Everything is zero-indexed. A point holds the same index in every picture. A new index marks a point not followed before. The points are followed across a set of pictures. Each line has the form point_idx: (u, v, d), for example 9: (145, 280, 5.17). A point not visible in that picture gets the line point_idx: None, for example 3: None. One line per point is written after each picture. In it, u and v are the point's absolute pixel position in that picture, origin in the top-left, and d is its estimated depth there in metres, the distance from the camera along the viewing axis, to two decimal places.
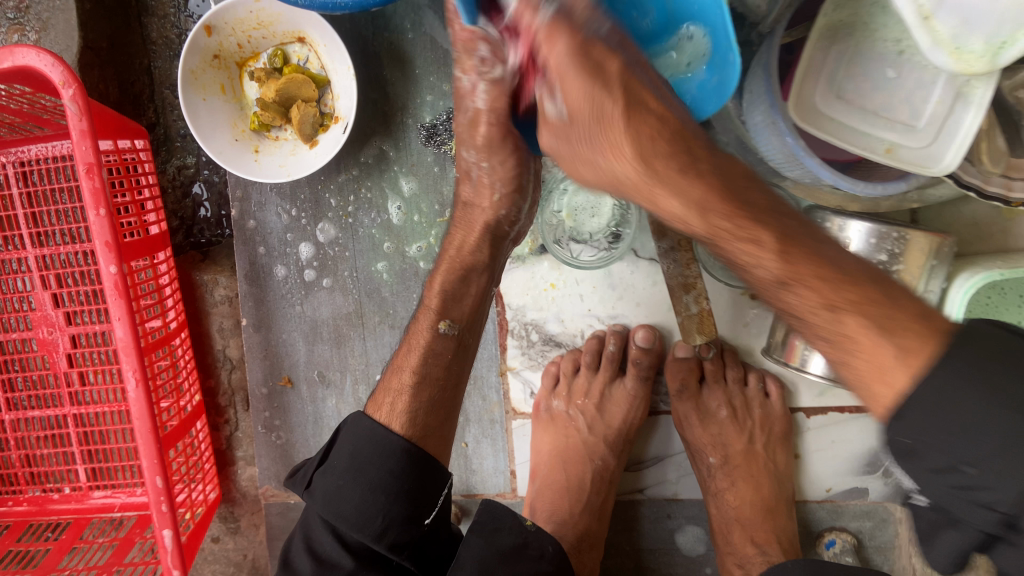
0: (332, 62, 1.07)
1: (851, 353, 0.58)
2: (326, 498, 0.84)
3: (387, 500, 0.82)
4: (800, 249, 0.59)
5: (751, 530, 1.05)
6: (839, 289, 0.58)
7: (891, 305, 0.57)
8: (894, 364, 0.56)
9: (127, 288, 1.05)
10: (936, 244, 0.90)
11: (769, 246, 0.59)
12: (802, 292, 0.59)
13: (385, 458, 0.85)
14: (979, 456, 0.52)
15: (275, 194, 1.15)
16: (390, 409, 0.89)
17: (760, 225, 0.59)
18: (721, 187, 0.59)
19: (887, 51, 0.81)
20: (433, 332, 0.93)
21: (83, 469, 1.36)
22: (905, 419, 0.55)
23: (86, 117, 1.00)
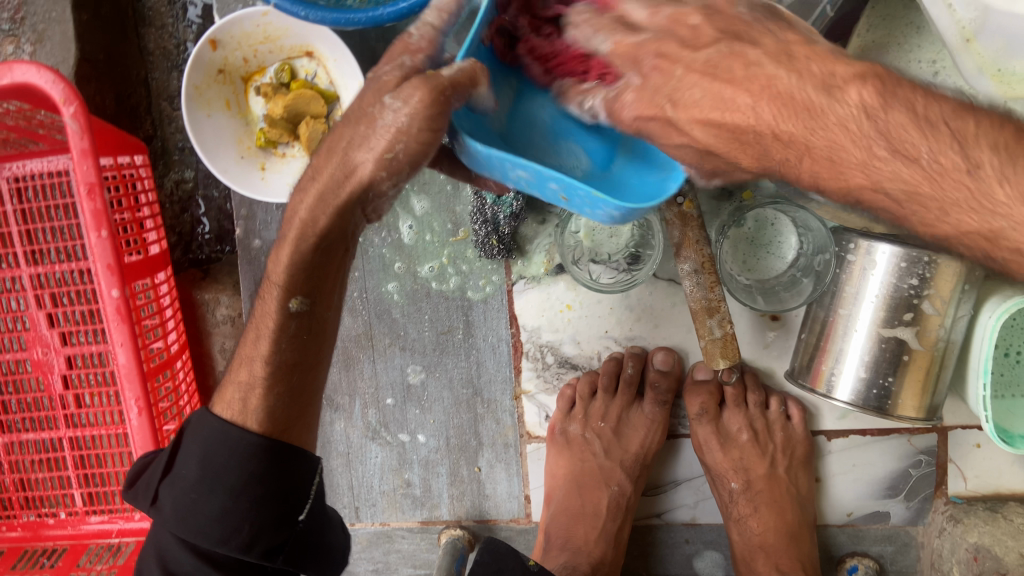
0: (343, 78, 1.04)
1: None
2: (181, 513, 0.74)
3: (249, 509, 0.73)
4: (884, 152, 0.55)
5: (775, 558, 1.02)
6: None
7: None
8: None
9: (129, 312, 1.02)
10: (970, 269, 0.86)
11: None
12: None
13: (238, 462, 0.74)
14: None
15: (282, 212, 1.11)
16: (241, 406, 0.76)
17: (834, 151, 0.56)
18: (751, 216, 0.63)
19: (923, 73, 0.79)
20: (283, 312, 0.72)
21: (79, 493, 1.32)
22: None
23: (87, 135, 0.96)
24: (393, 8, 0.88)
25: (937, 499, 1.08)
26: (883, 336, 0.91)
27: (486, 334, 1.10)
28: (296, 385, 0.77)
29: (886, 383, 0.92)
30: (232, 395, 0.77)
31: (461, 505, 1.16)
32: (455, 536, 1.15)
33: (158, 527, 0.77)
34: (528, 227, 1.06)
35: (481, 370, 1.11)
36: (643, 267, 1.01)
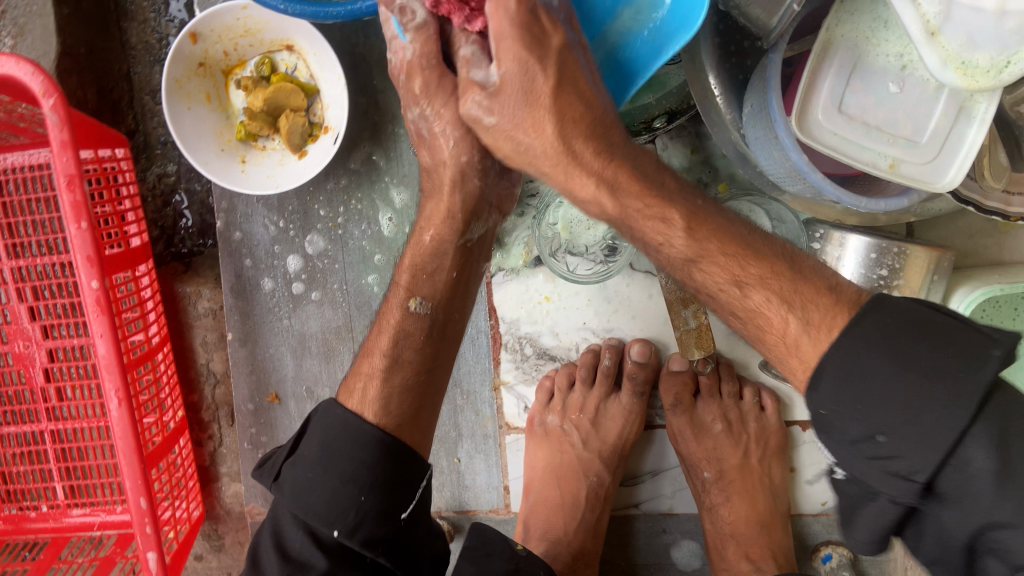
0: (322, 71, 1.04)
1: (762, 325, 0.69)
2: (297, 492, 0.79)
3: (360, 493, 0.77)
4: (705, 236, 0.70)
5: (748, 546, 1.03)
6: (745, 266, 0.69)
7: (795, 277, 0.68)
8: (800, 333, 0.65)
9: (108, 304, 1.02)
10: (934, 260, 0.91)
11: (678, 224, 0.70)
12: (714, 267, 0.70)
13: (360, 451, 0.79)
14: (899, 420, 0.57)
15: (262, 205, 1.12)
16: (361, 395, 0.85)
17: (668, 205, 0.70)
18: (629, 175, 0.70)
19: (890, 66, 0.80)
20: (404, 312, 0.87)
21: (60, 486, 1.32)
22: (822, 387, 0.62)
23: (66, 127, 0.96)
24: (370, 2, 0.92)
25: None
26: None
27: (465, 325, 1.11)
28: (425, 384, 0.88)
29: None
30: (369, 367, 0.87)
31: (441, 496, 1.17)
32: None
33: (277, 507, 0.82)
34: (507, 219, 1.07)
35: (460, 361, 1.12)
36: (619, 259, 1.03)
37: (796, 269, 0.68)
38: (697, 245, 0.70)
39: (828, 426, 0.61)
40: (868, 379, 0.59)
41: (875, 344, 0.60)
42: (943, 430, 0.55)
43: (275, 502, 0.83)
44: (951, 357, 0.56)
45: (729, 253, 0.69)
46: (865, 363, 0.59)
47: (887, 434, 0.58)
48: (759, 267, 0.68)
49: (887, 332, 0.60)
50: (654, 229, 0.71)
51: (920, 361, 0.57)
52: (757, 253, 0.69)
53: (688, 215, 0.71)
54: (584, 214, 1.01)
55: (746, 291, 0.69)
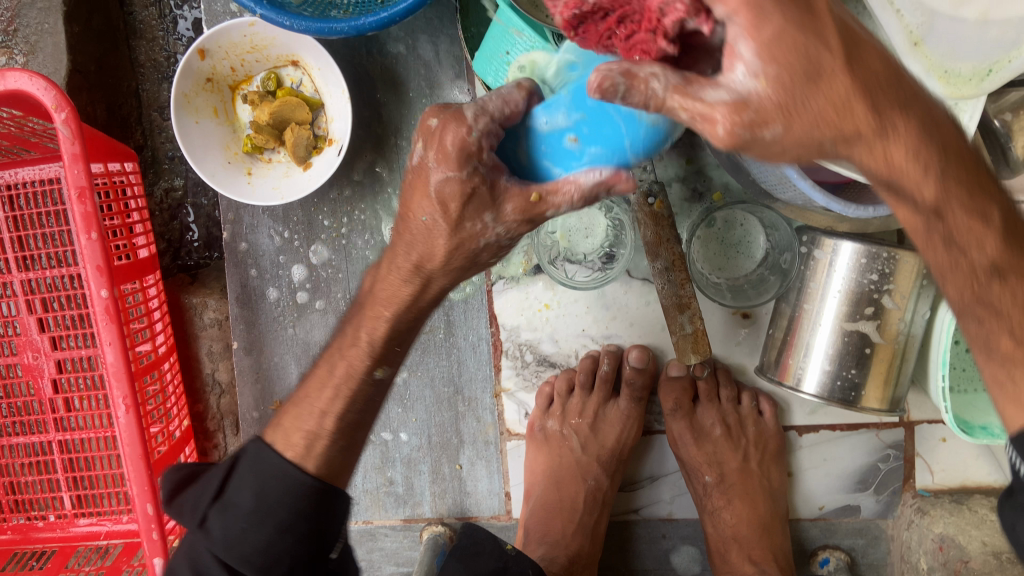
0: (327, 86, 1.07)
1: (950, 272, 0.61)
2: (228, 541, 0.69)
3: (293, 542, 0.69)
4: (960, 169, 0.56)
5: (748, 548, 1.05)
6: (971, 222, 0.57)
7: (981, 208, 0.57)
8: (1000, 282, 0.59)
9: (117, 312, 1.05)
10: (924, 266, 0.91)
11: (933, 169, 0.54)
12: (952, 216, 0.57)
13: (292, 496, 0.71)
14: None
15: (268, 216, 1.15)
16: (305, 449, 0.74)
17: (924, 149, 0.54)
18: (870, 94, 0.52)
19: None
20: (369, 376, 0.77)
21: (67, 496, 1.34)
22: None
23: (77, 140, 0.99)
24: (373, 18, 0.96)
25: (904, 493, 1.11)
26: (846, 329, 0.95)
27: (467, 333, 1.13)
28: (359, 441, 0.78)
29: (851, 375, 0.96)
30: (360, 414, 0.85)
31: (444, 502, 1.18)
32: (437, 532, 1.17)
33: (193, 544, 0.72)
34: None
35: (462, 369, 1.14)
36: (616, 265, 1.05)
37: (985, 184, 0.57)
38: (896, 131, 0.54)
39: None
40: None
41: None
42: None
43: (194, 540, 0.72)
44: None
45: (960, 180, 0.56)
46: None
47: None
48: (958, 229, 0.57)
49: None
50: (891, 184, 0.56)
51: None
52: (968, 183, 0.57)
53: (941, 156, 0.55)
54: (582, 222, 1.05)
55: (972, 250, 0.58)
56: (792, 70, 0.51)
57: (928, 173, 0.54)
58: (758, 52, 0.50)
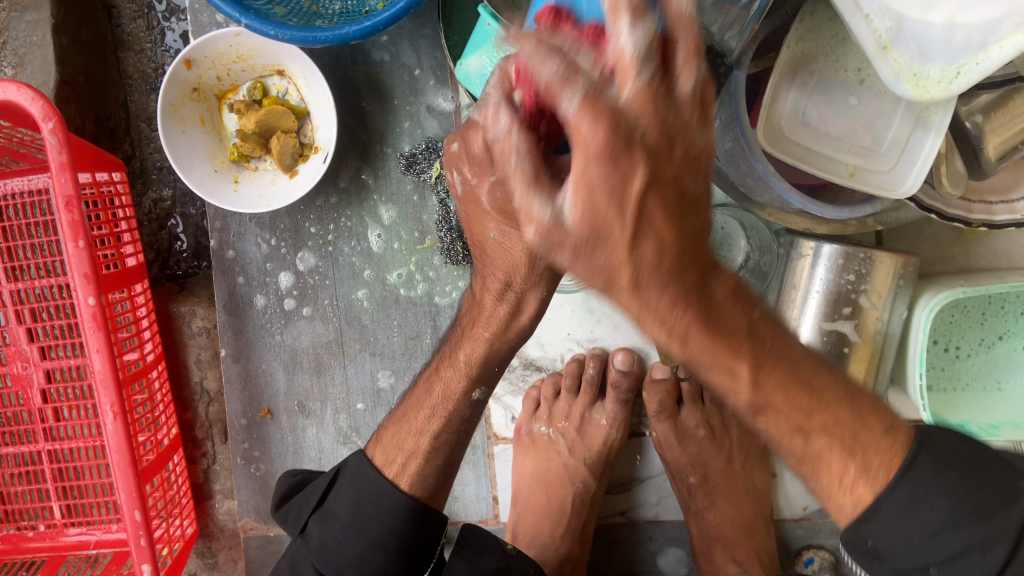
0: (312, 94, 1.09)
1: (819, 467, 0.62)
2: (326, 551, 0.86)
3: (387, 559, 0.84)
4: (774, 367, 0.57)
5: (732, 548, 1.06)
6: (810, 413, 0.59)
7: (819, 403, 0.59)
8: (857, 475, 0.61)
9: (105, 320, 1.05)
10: (899, 267, 0.94)
11: (745, 377, 0.56)
12: (774, 414, 0.59)
13: (388, 517, 0.84)
14: (937, 531, 0.60)
15: (254, 224, 1.16)
16: (400, 467, 0.85)
17: (738, 357, 0.56)
18: (699, 323, 0.53)
19: (849, 80, 0.85)
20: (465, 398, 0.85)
21: (57, 506, 1.34)
22: (877, 517, 0.62)
23: (65, 150, 1.00)
24: (357, 27, 0.97)
25: None
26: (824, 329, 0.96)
27: None
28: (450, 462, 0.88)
29: None
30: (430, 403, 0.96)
31: None
32: None
33: (298, 556, 0.89)
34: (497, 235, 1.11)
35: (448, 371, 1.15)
36: None
37: (823, 393, 0.60)
38: (684, 334, 0.53)
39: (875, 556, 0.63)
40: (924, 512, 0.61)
41: (910, 506, 0.61)
42: (982, 563, 0.58)
43: (298, 548, 0.90)
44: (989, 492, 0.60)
45: (789, 380, 0.58)
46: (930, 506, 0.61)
47: (936, 567, 0.61)
48: (823, 435, 0.60)
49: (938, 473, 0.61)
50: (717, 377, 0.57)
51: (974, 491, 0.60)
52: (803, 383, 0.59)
53: (756, 361, 0.57)
54: None
55: (808, 437, 0.60)
56: (599, 208, 0.47)
57: (739, 379, 0.56)
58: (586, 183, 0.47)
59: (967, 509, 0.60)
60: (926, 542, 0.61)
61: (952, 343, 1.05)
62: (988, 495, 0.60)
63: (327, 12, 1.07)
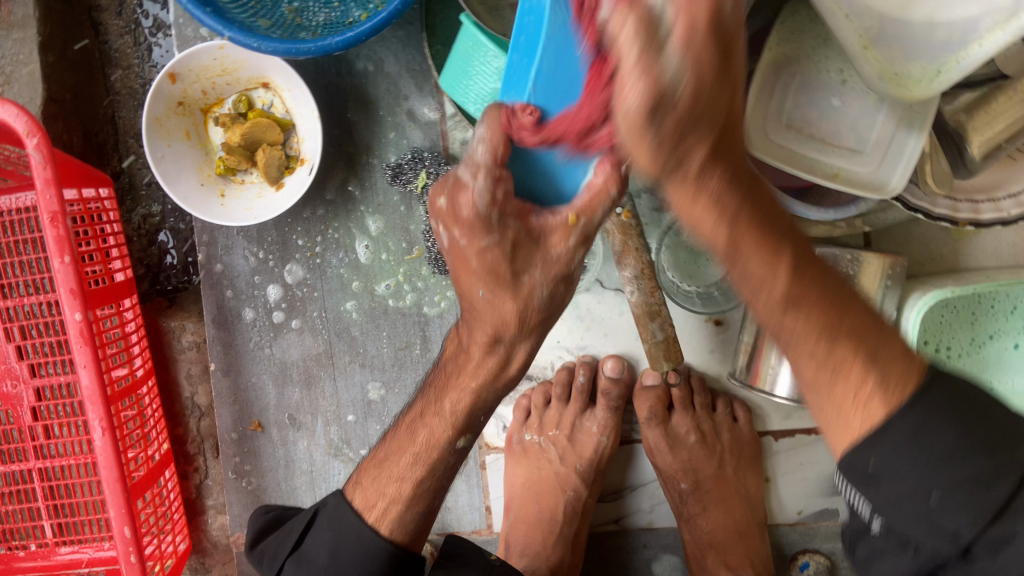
0: (297, 106, 1.09)
1: (836, 378, 0.59)
2: None
3: None
4: (808, 275, 0.59)
5: (725, 554, 1.06)
6: (831, 326, 0.59)
7: (842, 314, 0.59)
8: (874, 389, 0.58)
9: (92, 336, 1.05)
10: (886, 266, 0.94)
11: (783, 271, 0.58)
12: (795, 318, 0.59)
13: (368, 562, 0.82)
14: (948, 479, 0.55)
15: (242, 237, 1.15)
16: (381, 513, 0.82)
17: (778, 255, 0.58)
18: (748, 206, 0.57)
19: (831, 81, 0.85)
20: (450, 446, 0.81)
21: (48, 524, 1.33)
22: (882, 447, 0.58)
23: (50, 166, 1.00)
24: (339, 38, 0.97)
25: None
26: None
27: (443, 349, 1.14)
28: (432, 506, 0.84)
29: None
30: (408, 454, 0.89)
31: None
32: None
33: None
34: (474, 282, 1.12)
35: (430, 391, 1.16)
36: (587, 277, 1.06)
37: (841, 299, 0.60)
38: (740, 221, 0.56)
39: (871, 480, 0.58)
40: (936, 440, 0.56)
41: (917, 435, 0.57)
42: (984, 497, 0.54)
43: None
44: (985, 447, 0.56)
45: (811, 297, 0.59)
46: (934, 429, 0.56)
47: (939, 495, 0.56)
48: (849, 371, 0.59)
49: (934, 415, 0.57)
50: (750, 285, 0.59)
51: (980, 445, 0.55)
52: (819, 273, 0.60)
53: (794, 265, 0.59)
54: None
55: (833, 344, 0.59)
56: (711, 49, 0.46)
57: (777, 275, 0.58)
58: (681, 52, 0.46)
59: (979, 441, 0.56)
60: (932, 468, 0.56)
61: (943, 344, 1.04)
62: (995, 434, 0.56)
63: (311, 24, 1.08)
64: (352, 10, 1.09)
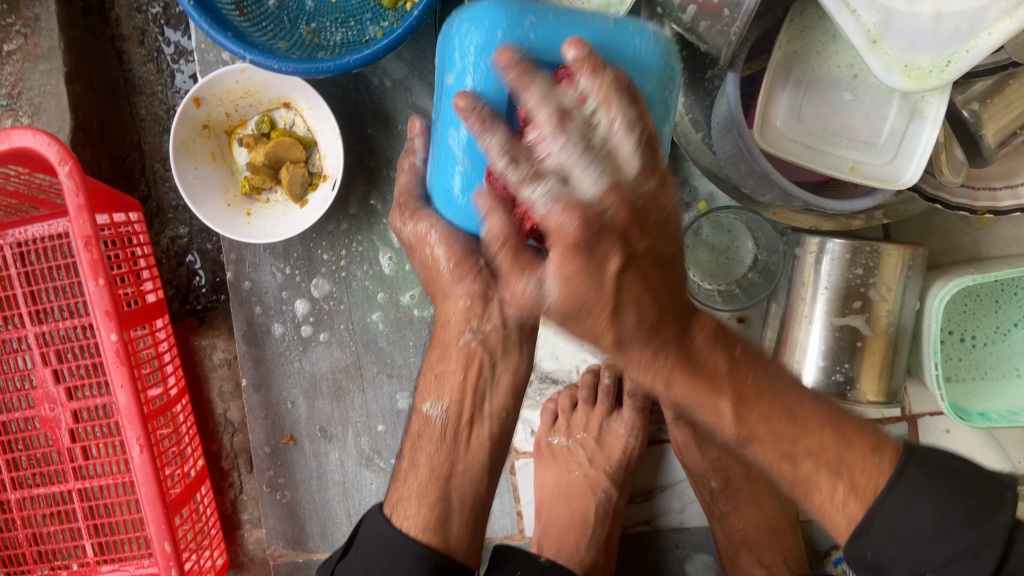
0: (318, 124, 1.12)
1: (812, 492, 0.66)
2: None
3: None
4: (755, 403, 0.66)
5: (758, 551, 1.06)
6: (793, 440, 0.66)
7: (842, 442, 0.66)
8: (846, 495, 0.65)
9: (127, 355, 1.07)
10: (907, 257, 0.95)
11: (727, 414, 0.65)
12: (759, 444, 0.66)
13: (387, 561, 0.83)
14: (941, 560, 0.63)
15: (269, 254, 1.18)
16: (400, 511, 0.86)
17: (717, 394, 0.65)
18: (681, 364, 0.65)
19: (842, 76, 0.86)
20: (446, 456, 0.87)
21: (90, 543, 1.36)
22: (871, 532, 0.65)
23: (81, 192, 1.03)
24: (356, 56, 0.99)
25: None
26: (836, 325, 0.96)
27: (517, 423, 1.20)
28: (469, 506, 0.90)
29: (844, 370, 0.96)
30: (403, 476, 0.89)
31: None
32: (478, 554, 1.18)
33: None
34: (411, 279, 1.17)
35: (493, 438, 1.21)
36: None
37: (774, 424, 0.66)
38: (633, 356, 0.64)
39: (874, 568, 0.66)
40: (914, 522, 0.64)
41: (929, 529, 0.63)
42: (976, 566, 0.62)
43: None
44: (976, 501, 0.63)
45: (774, 416, 0.66)
46: (911, 508, 0.64)
47: (935, 572, 0.63)
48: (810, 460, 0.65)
49: (925, 486, 0.64)
50: (706, 420, 0.67)
51: (957, 506, 0.63)
52: (663, 272, 0.63)
53: (736, 399, 0.65)
54: None
55: (796, 462, 0.66)
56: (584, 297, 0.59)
57: (719, 405, 0.65)
58: (623, 319, 0.61)
59: (958, 513, 0.63)
60: (924, 547, 0.63)
61: (967, 333, 1.05)
62: (977, 504, 0.63)
63: (329, 43, 1.10)
64: (367, 27, 1.12)
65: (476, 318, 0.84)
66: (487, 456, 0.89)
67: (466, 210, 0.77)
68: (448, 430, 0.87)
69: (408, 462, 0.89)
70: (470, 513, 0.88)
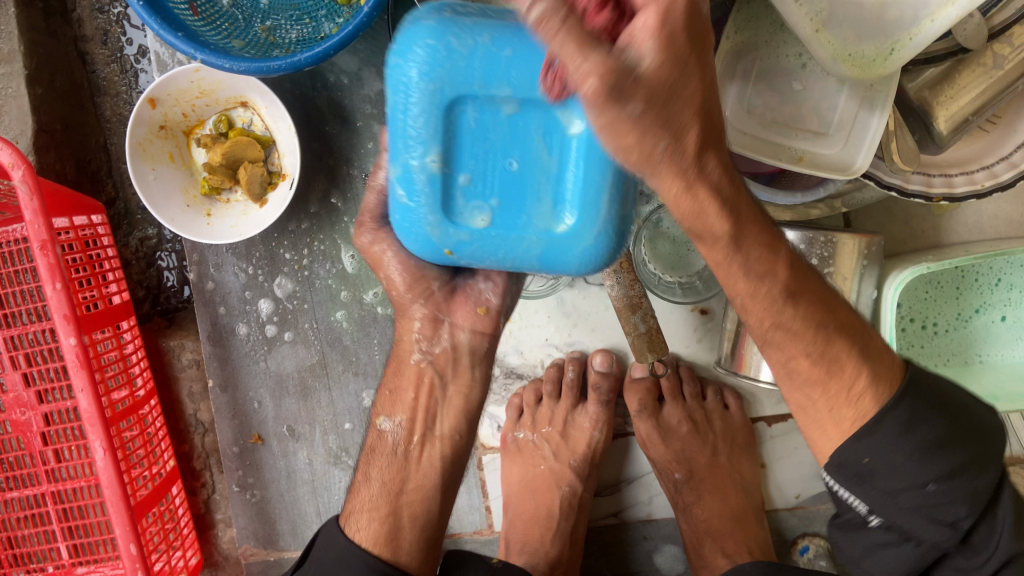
0: (275, 123, 1.11)
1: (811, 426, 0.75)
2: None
3: None
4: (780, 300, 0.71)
5: (722, 541, 1.06)
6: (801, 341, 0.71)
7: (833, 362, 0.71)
8: (866, 388, 0.71)
9: (88, 359, 1.07)
10: (863, 245, 0.95)
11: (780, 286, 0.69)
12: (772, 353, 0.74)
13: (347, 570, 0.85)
14: (938, 475, 0.68)
15: (231, 254, 1.17)
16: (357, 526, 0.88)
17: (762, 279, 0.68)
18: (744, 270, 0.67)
19: (791, 65, 0.85)
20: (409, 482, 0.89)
21: (64, 546, 1.36)
22: (870, 441, 0.70)
23: (36, 196, 1.02)
24: (308, 54, 0.99)
25: None
26: None
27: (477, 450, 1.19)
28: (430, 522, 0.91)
29: None
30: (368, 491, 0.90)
31: None
32: None
33: None
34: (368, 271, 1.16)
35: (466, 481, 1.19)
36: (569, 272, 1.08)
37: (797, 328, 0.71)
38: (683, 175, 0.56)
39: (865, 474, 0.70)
40: (908, 445, 0.69)
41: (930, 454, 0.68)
42: (973, 482, 0.69)
43: None
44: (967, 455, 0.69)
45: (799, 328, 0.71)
46: (906, 449, 0.69)
47: (934, 484, 0.68)
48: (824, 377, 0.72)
49: (916, 415, 0.69)
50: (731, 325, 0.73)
51: (951, 440, 0.68)
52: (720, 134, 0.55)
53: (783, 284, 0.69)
54: None
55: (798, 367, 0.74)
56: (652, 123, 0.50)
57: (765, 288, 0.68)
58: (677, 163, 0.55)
59: (953, 444, 0.68)
60: (920, 466, 0.68)
61: (929, 320, 1.04)
62: (976, 452, 0.69)
63: (284, 41, 1.10)
64: (323, 24, 1.11)
65: (425, 339, 0.87)
66: (441, 475, 0.89)
67: (427, 242, 0.65)
68: (400, 446, 0.89)
69: (363, 475, 0.91)
70: (424, 530, 0.89)
